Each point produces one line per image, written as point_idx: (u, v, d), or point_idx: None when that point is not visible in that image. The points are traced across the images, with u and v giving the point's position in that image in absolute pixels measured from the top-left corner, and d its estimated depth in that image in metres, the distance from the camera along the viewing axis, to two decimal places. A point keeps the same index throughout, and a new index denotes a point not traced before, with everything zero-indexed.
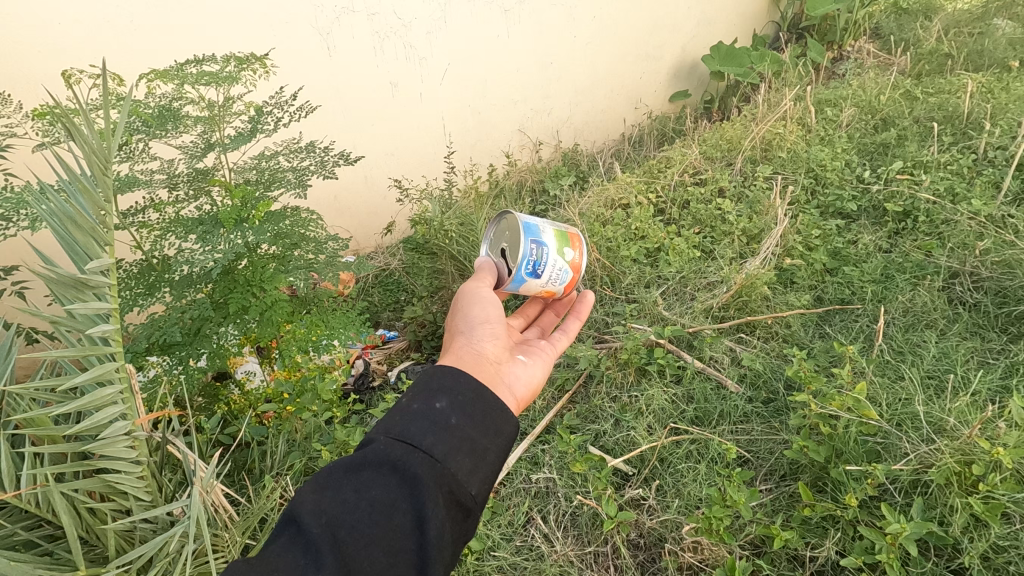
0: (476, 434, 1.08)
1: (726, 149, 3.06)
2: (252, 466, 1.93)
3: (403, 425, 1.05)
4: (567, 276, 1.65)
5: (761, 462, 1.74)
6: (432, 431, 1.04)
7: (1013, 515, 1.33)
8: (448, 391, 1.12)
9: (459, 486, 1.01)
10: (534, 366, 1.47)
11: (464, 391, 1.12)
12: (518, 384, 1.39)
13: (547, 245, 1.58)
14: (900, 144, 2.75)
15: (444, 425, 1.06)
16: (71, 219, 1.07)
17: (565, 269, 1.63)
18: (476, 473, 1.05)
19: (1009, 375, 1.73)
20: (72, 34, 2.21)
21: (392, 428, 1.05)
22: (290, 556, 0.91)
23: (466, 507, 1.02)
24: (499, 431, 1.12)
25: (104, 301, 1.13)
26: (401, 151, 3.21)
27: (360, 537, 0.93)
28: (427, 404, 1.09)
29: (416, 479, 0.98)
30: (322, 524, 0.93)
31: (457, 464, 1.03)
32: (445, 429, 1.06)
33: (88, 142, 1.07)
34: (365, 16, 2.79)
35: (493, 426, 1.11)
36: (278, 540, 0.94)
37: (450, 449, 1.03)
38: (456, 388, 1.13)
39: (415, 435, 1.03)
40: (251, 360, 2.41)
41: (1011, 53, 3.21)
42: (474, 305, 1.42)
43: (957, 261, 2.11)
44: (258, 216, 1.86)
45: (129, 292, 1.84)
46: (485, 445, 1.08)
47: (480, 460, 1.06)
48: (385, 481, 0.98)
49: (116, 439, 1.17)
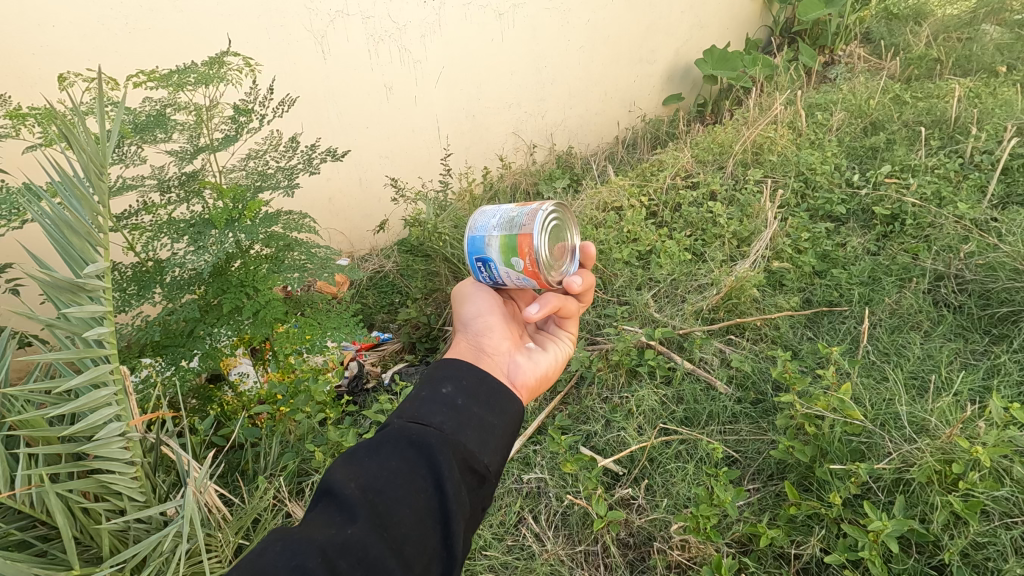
0: (483, 411, 1.09)
1: (718, 152, 3.10)
2: (246, 467, 1.95)
3: (413, 407, 1.05)
4: (530, 282, 1.33)
5: (749, 462, 1.77)
6: (441, 410, 1.05)
7: (993, 513, 1.36)
8: (453, 376, 1.14)
9: (472, 455, 1.01)
10: (539, 355, 1.39)
11: (468, 376, 1.14)
12: (520, 372, 1.31)
13: (492, 262, 1.35)
14: (888, 148, 2.79)
15: (452, 404, 1.07)
16: (67, 222, 1.08)
17: (520, 278, 1.32)
18: (486, 445, 1.05)
19: (991, 376, 1.77)
20: (66, 37, 2.23)
21: (403, 411, 1.05)
22: (327, 514, 0.89)
23: (480, 475, 1.02)
24: (504, 409, 1.13)
25: (98, 304, 1.14)
26: (395, 153, 3.23)
27: (389, 498, 0.90)
28: (434, 389, 1.10)
29: (433, 446, 0.97)
30: (353, 487, 0.90)
31: (467, 437, 1.03)
32: (453, 408, 1.07)
33: (84, 146, 1.09)
34: (360, 20, 2.82)
35: (497, 405, 1.13)
36: (313, 507, 0.91)
37: (459, 424, 1.04)
38: (459, 374, 1.14)
39: (426, 415, 1.04)
40: (245, 362, 2.42)
41: (998, 58, 3.26)
42: (469, 301, 1.41)
43: (943, 263, 2.14)
44: (249, 216, 1.89)
45: (123, 294, 1.85)
46: (492, 421, 1.09)
47: (487, 433, 1.07)
48: (403, 452, 0.96)
49: (111, 439, 1.19)
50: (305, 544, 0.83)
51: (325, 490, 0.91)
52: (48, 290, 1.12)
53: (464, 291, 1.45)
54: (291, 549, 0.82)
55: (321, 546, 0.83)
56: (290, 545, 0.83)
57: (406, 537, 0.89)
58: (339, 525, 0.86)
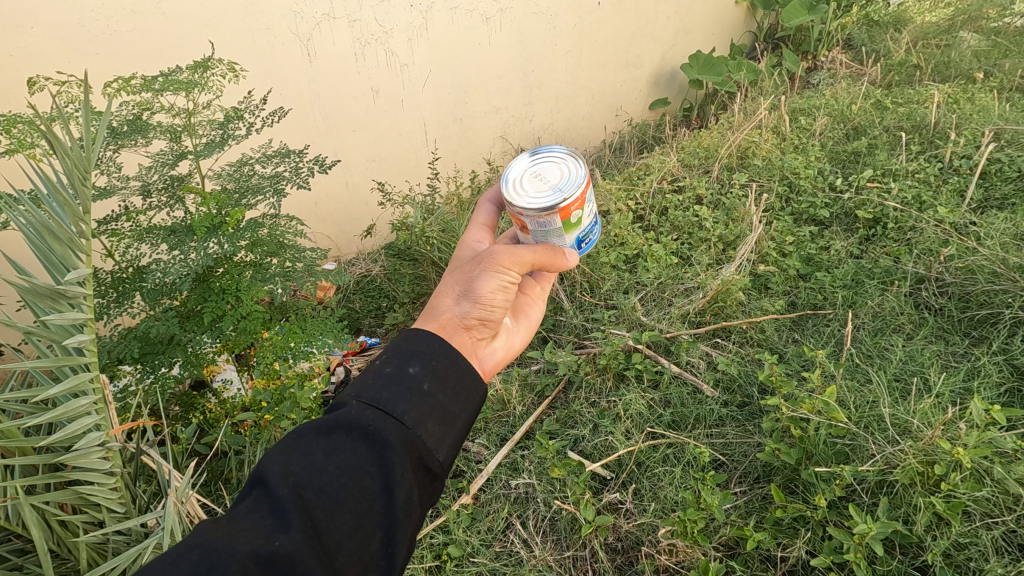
0: (447, 400, 1.05)
1: (703, 156, 3.14)
2: (230, 475, 1.91)
3: (375, 388, 1.01)
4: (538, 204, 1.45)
5: (736, 464, 1.77)
6: (404, 398, 1.01)
7: (974, 513, 1.38)
8: (423, 355, 1.09)
9: (428, 452, 0.99)
10: (513, 336, 1.46)
11: (438, 356, 1.09)
12: (495, 358, 1.38)
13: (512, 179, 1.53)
14: (870, 152, 2.84)
15: (416, 390, 1.03)
16: (50, 229, 1.05)
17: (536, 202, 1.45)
18: (446, 440, 1.03)
19: (971, 377, 1.80)
20: (47, 39, 2.19)
21: (363, 392, 1.01)
22: (256, 516, 0.87)
23: (433, 473, 1.00)
24: (469, 398, 1.10)
25: (79, 311, 1.11)
26: (381, 156, 3.21)
27: (327, 500, 0.89)
28: (400, 368, 1.05)
29: (387, 443, 0.95)
30: (290, 486, 0.89)
31: (427, 431, 1.00)
32: (417, 395, 1.02)
33: (68, 152, 1.07)
34: (346, 22, 2.80)
35: (463, 393, 1.09)
36: (245, 499, 0.90)
37: (420, 415, 1.01)
38: (429, 353, 1.09)
39: (386, 401, 1.00)
40: (229, 368, 2.38)
41: (975, 65, 3.33)
42: (481, 277, 1.30)
43: (924, 266, 2.18)
44: (233, 224, 1.86)
45: (101, 301, 1.82)
46: (455, 411, 1.06)
47: (448, 426, 1.04)
48: (354, 444, 0.95)
49: (90, 450, 1.16)
50: (226, 556, 0.81)
51: (259, 480, 0.91)
52: (26, 297, 1.08)
53: (487, 264, 1.32)
54: (211, 561, 0.80)
55: (244, 557, 0.81)
56: (210, 555, 0.81)
57: (341, 544, 0.88)
58: (267, 534, 0.85)
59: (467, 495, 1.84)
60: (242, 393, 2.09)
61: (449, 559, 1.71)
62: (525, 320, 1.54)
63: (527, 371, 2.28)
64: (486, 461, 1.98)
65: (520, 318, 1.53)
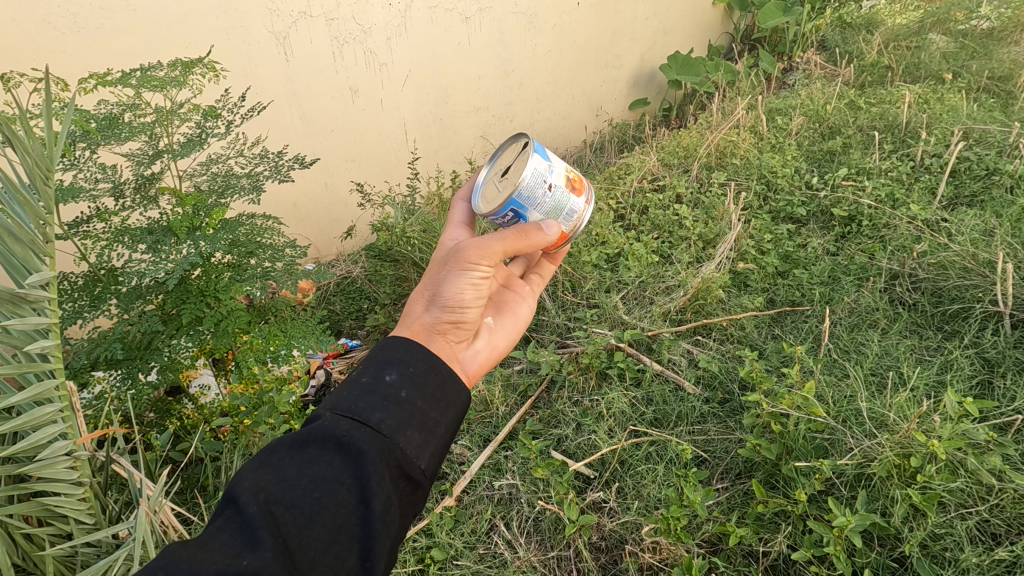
0: (427, 406, 1.04)
1: (683, 155, 3.17)
2: (206, 482, 1.87)
3: (351, 399, 1.00)
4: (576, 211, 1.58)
5: (717, 461, 1.78)
6: (382, 406, 1.00)
7: (949, 504, 1.41)
8: (399, 363, 1.08)
9: (408, 461, 0.97)
10: (497, 337, 1.45)
11: (416, 363, 1.09)
12: (478, 362, 1.37)
13: None
14: (845, 151, 2.89)
15: (394, 398, 1.02)
16: (10, 231, 1.01)
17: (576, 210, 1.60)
18: (427, 447, 1.01)
19: (943, 371, 1.83)
20: (11, 34, 2.10)
21: (338, 403, 1.00)
22: (225, 536, 0.84)
23: (415, 482, 0.98)
24: (451, 404, 1.09)
25: (42, 316, 1.08)
26: (360, 157, 3.17)
27: (299, 514, 0.88)
28: (377, 378, 1.04)
29: (363, 453, 0.93)
30: (260, 502, 0.87)
31: (406, 439, 0.99)
32: (395, 404, 1.01)
33: (29, 150, 1.01)
34: (323, 22, 2.77)
35: (444, 398, 1.08)
36: (214, 519, 0.87)
37: (399, 423, 0.99)
38: (407, 361, 1.09)
39: (363, 411, 0.99)
40: (205, 373, 2.33)
41: (944, 66, 3.41)
42: (450, 279, 1.30)
43: (897, 262, 2.22)
44: (211, 224, 1.83)
45: (73, 304, 1.77)
46: (436, 417, 1.05)
47: (429, 433, 1.02)
48: (329, 456, 0.93)
49: (56, 460, 1.12)
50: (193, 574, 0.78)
51: (229, 497, 0.88)
52: None
53: (453, 263, 1.30)
54: None
55: None
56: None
57: (315, 559, 0.86)
58: (236, 553, 0.82)
59: (450, 497, 1.82)
60: (219, 399, 2.05)
61: (432, 562, 1.68)
62: (510, 318, 1.54)
63: (510, 371, 2.27)
64: (469, 462, 1.96)
65: (506, 316, 1.53)
